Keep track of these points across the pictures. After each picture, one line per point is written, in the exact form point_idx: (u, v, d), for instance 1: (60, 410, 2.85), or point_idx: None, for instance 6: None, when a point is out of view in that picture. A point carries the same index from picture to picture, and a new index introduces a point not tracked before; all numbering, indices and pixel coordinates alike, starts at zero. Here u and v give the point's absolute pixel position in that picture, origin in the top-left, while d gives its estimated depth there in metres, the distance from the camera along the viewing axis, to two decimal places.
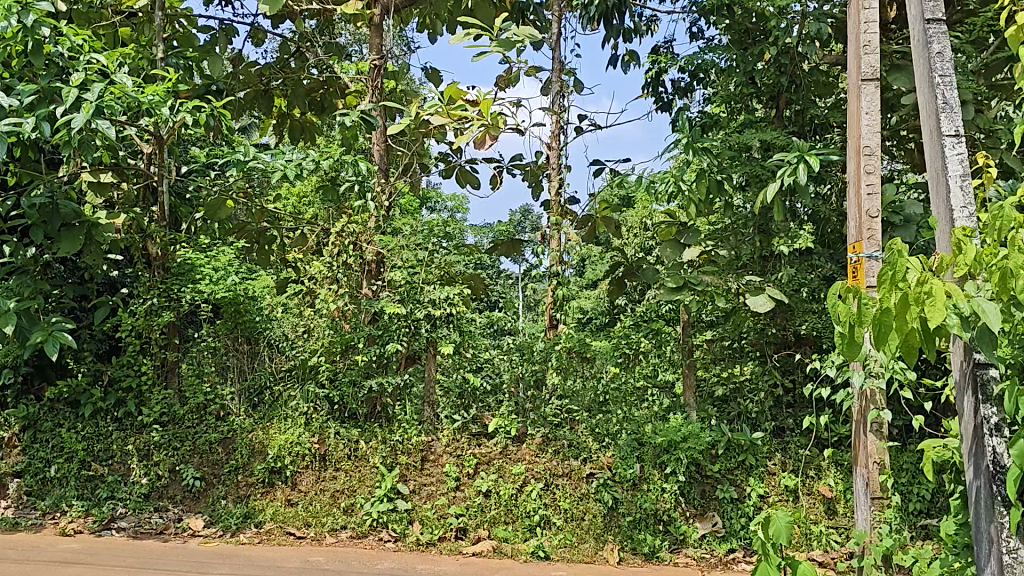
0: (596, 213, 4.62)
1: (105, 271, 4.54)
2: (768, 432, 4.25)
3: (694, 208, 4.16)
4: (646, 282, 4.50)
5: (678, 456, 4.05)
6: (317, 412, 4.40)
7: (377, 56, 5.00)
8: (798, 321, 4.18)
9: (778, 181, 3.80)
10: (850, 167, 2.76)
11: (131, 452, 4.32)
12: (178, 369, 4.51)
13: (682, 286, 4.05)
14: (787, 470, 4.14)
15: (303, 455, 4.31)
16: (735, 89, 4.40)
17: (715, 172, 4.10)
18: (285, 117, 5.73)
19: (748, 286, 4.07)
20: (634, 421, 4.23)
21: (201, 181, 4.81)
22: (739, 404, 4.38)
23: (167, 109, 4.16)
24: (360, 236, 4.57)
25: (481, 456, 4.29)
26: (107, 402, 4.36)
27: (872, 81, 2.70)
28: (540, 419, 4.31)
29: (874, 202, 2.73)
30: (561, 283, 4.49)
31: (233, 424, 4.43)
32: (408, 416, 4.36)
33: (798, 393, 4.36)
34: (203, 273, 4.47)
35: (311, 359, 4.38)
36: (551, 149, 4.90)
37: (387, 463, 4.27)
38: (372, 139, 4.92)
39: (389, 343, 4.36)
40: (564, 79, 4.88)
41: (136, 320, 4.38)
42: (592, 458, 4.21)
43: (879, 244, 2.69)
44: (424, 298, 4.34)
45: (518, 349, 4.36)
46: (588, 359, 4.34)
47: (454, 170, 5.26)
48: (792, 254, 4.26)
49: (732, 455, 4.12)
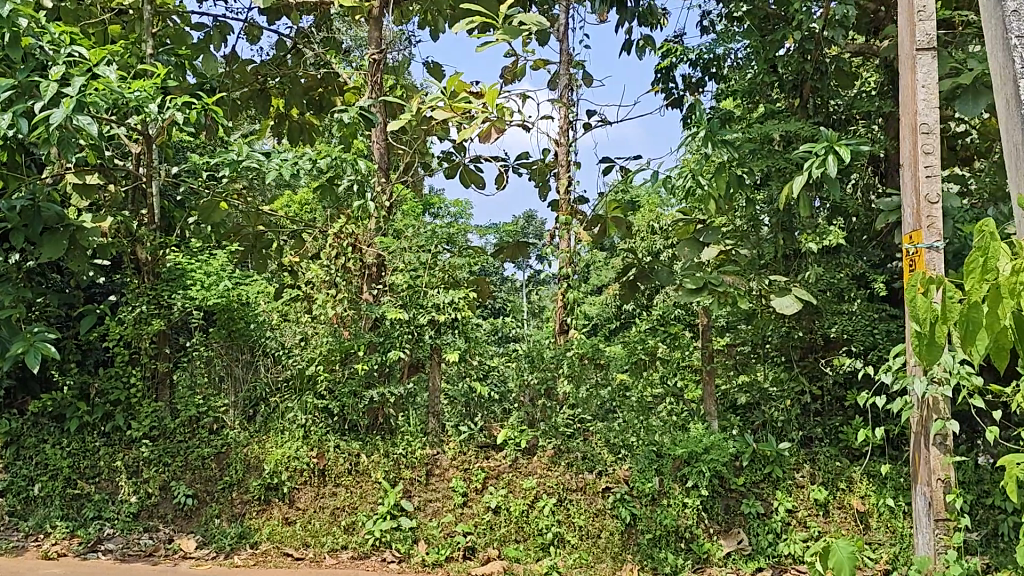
0: (605, 213, 4.34)
1: (91, 277, 4.30)
2: (796, 442, 4.03)
3: (715, 204, 3.90)
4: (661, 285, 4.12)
5: (700, 468, 3.83)
6: (315, 424, 4.15)
7: (377, 50, 4.77)
8: (829, 323, 3.94)
9: (805, 173, 3.58)
10: (907, 146, 2.66)
11: (119, 469, 4.08)
12: (168, 381, 4.27)
13: (703, 287, 3.74)
14: (817, 483, 3.93)
15: (301, 470, 4.07)
16: (756, 79, 4.18)
17: (736, 166, 3.87)
18: (284, 117, 5.50)
19: (773, 287, 3.81)
20: (652, 432, 4.00)
21: (193, 181, 4.47)
22: (763, 412, 4.14)
23: (155, 105, 3.94)
24: (359, 237, 4.33)
25: (489, 470, 4.06)
26: (94, 416, 4.12)
27: (928, 50, 2.65)
28: (551, 430, 4.08)
29: (934, 187, 2.65)
30: (571, 286, 4.27)
31: (228, 438, 4.20)
32: (412, 428, 4.12)
33: (827, 401, 4.12)
34: (194, 279, 4.17)
35: (309, 368, 4.16)
36: (560, 146, 4.66)
37: (389, 478, 4.03)
38: (372, 137, 4.67)
39: (391, 350, 4.13)
40: (572, 72, 4.65)
41: (124, 329, 4.12)
42: (608, 471, 3.98)
43: (940, 232, 2.61)
44: (427, 302, 4.11)
45: (529, 356, 4.13)
46: (603, 366, 4.11)
47: (458, 169, 5.02)
48: (819, 253, 4.05)
49: (757, 467, 3.94)
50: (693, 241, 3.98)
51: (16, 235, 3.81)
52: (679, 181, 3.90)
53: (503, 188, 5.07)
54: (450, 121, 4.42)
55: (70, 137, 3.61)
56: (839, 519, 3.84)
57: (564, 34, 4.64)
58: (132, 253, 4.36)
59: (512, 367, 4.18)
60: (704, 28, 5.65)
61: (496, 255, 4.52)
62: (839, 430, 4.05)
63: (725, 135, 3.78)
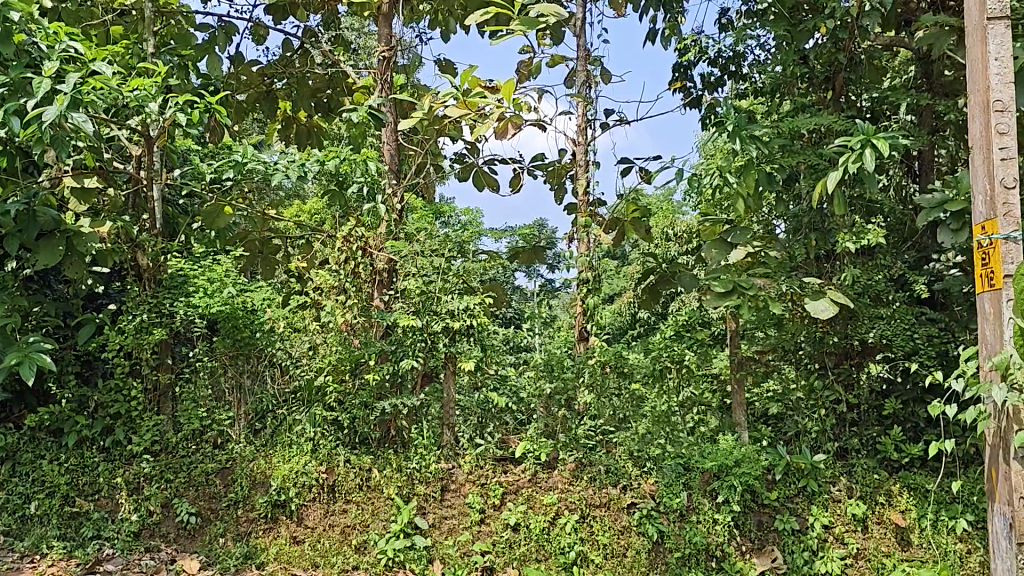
0: (623, 214, 4.20)
1: (90, 285, 4.11)
2: (831, 454, 3.82)
3: (743, 203, 3.70)
4: (686, 291, 3.99)
5: (731, 482, 3.65)
6: (325, 438, 3.96)
7: (386, 47, 4.57)
8: (866, 327, 3.73)
9: (840, 169, 3.38)
10: (979, 126, 2.53)
11: (119, 486, 3.87)
12: (170, 395, 4.09)
13: (732, 290, 3.55)
14: (854, 497, 3.72)
15: (309, 487, 3.85)
16: (783, 73, 3.99)
17: (765, 163, 3.67)
18: (292, 120, 5.33)
19: (805, 289, 3.62)
20: (679, 443, 3.81)
21: (195, 185, 4.28)
22: (796, 422, 3.93)
23: (155, 104, 3.76)
24: (369, 241, 4.15)
25: (507, 484, 3.85)
26: (93, 430, 3.92)
27: (1001, 20, 2.53)
28: (571, 442, 3.86)
29: (1009, 171, 2.48)
30: (592, 289, 4.04)
31: (233, 452, 4.00)
32: (426, 440, 3.91)
33: (864, 409, 3.91)
34: (197, 286, 3.99)
35: (317, 379, 3.96)
36: (578, 146, 4.41)
37: (403, 495, 3.81)
38: (384, 139, 4.48)
39: (404, 359, 3.92)
40: (590, 68, 4.44)
41: (125, 338, 3.91)
42: (632, 486, 3.76)
43: (1018, 220, 2.45)
44: (441, 309, 3.90)
45: (547, 365, 3.93)
46: (627, 373, 3.89)
47: (472, 171, 4.83)
48: (854, 255, 3.85)
49: (791, 481, 3.74)
50: (720, 242, 3.78)
51: (11, 240, 3.63)
52: (706, 179, 3.71)
53: (518, 192, 4.87)
54: (464, 120, 4.18)
55: (64, 136, 3.44)
56: (879, 536, 3.63)
57: (581, 29, 4.44)
58: (134, 260, 4.17)
59: (531, 377, 3.97)
60: (723, 26, 5.48)
61: (512, 260, 4.33)
62: (878, 441, 3.86)
63: (754, 130, 3.59)
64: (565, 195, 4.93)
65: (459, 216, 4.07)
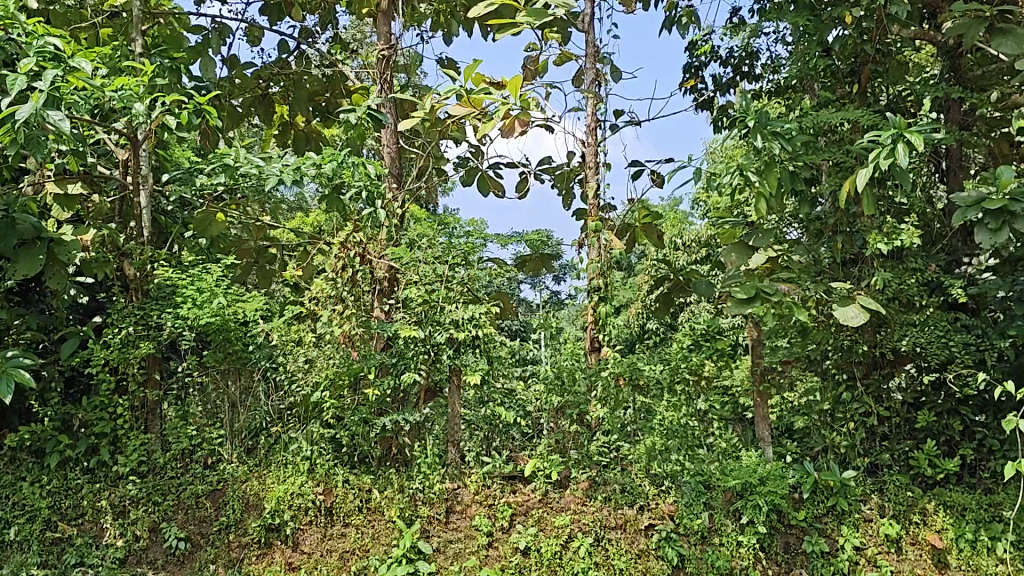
0: (635, 220, 3.98)
1: (74, 297, 3.88)
2: (862, 471, 3.59)
3: (765, 203, 3.48)
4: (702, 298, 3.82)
5: (755, 501, 3.45)
6: (321, 457, 3.70)
7: (386, 45, 4.35)
8: (898, 336, 3.49)
9: (870, 166, 3.15)
10: None
11: (103, 509, 3.62)
12: (160, 411, 3.86)
13: (755, 296, 3.29)
14: (886, 516, 3.50)
15: (306, 509, 3.61)
16: (804, 67, 3.78)
17: (789, 161, 3.45)
18: (289, 125, 5.14)
19: (833, 295, 3.39)
20: (699, 460, 3.61)
21: (185, 190, 4.00)
22: (824, 437, 3.66)
23: (141, 104, 3.56)
24: (369, 247, 3.91)
25: (515, 505, 3.62)
26: (77, 450, 3.69)
27: None
28: (584, 460, 3.63)
29: None
30: (603, 298, 3.81)
31: (224, 473, 3.78)
32: (429, 458, 3.69)
33: (894, 423, 3.67)
34: (185, 296, 3.69)
35: (313, 395, 3.73)
36: (587, 147, 4.17)
37: (405, 517, 3.58)
38: (383, 141, 4.27)
39: (405, 372, 3.69)
40: (599, 66, 4.22)
41: (110, 353, 3.68)
42: (649, 506, 3.57)
43: None
44: (444, 318, 3.67)
45: (558, 378, 3.71)
46: (641, 386, 3.61)
47: (476, 175, 4.61)
48: (883, 259, 3.63)
49: (819, 500, 3.51)
50: (741, 246, 3.53)
51: None
52: (725, 178, 3.48)
53: (525, 197, 4.65)
54: (469, 119, 3.94)
55: (41, 137, 3.21)
56: (913, 558, 3.39)
57: (590, 25, 4.23)
58: (121, 271, 3.95)
59: (542, 392, 3.75)
60: (735, 24, 5.29)
61: (519, 268, 4.13)
62: (910, 456, 3.63)
63: (777, 126, 3.36)
64: (574, 200, 4.72)
65: (465, 228, 3.79)
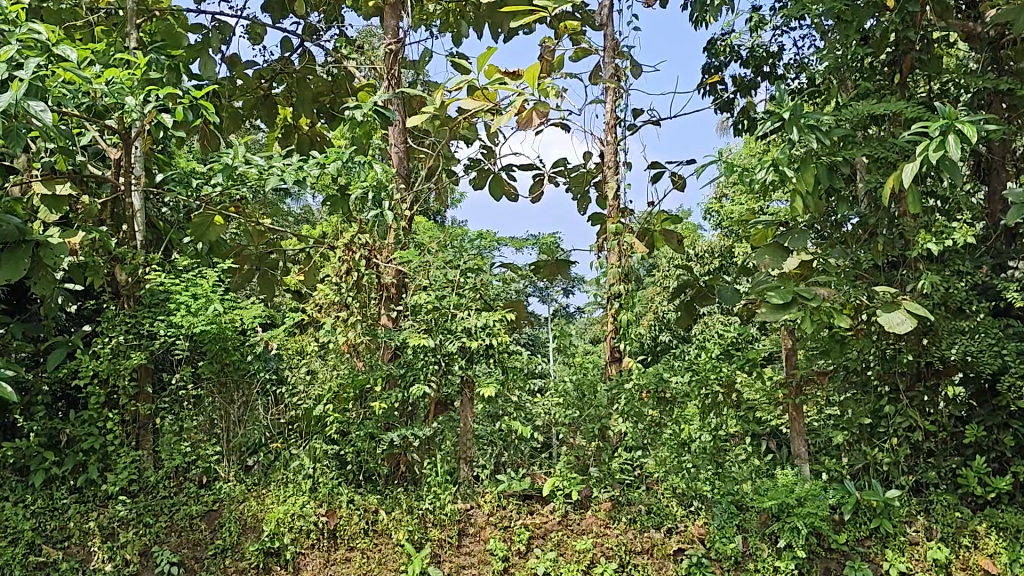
0: (655, 224, 3.74)
1: (62, 305, 3.63)
2: (906, 490, 3.33)
3: (802, 202, 3.22)
4: (727, 306, 3.54)
5: (794, 524, 3.18)
6: (325, 475, 3.47)
7: (394, 39, 4.12)
8: (946, 343, 3.21)
9: (918, 159, 2.89)
10: None
11: (91, 532, 3.36)
12: (153, 426, 3.61)
13: (792, 302, 3.03)
14: (933, 539, 3.24)
15: (307, 531, 3.37)
16: (839, 60, 3.54)
17: (827, 156, 3.20)
18: (293, 129, 4.92)
19: (877, 299, 3.12)
20: (731, 479, 3.35)
21: (183, 193, 3.78)
22: (865, 454, 3.43)
23: (132, 98, 3.34)
24: (375, 252, 3.69)
25: (533, 528, 3.37)
26: (63, 468, 3.43)
27: None
28: (606, 478, 3.43)
29: None
30: (624, 304, 3.56)
31: (221, 492, 3.52)
32: (440, 477, 3.44)
33: (941, 438, 3.42)
34: (179, 302, 3.48)
35: (316, 408, 3.49)
36: (606, 145, 3.93)
37: (414, 541, 3.33)
38: (391, 140, 4.03)
39: (415, 384, 3.45)
40: (619, 61, 3.97)
41: (99, 364, 3.43)
42: (678, 529, 3.33)
43: None
44: (456, 326, 3.42)
45: (578, 390, 3.49)
46: (666, 400, 3.41)
47: (488, 177, 4.38)
48: (928, 261, 3.37)
49: (861, 522, 3.25)
50: (776, 247, 3.27)
51: None
52: (759, 175, 3.23)
53: (538, 201, 4.41)
54: (481, 116, 3.69)
55: (21, 130, 2.97)
56: None
57: (608, 18, 3.99)
58: (112, 277, 3.69)
59: (561, 405, 3.50)
60: (757, 23, 5.07)
61: (535, 275, 3.86)
62: (958, 474, 3.37)
63: (815, 118, 3.11)
64: (591, 203, 4.48)
65: (476, 240, 3.58)
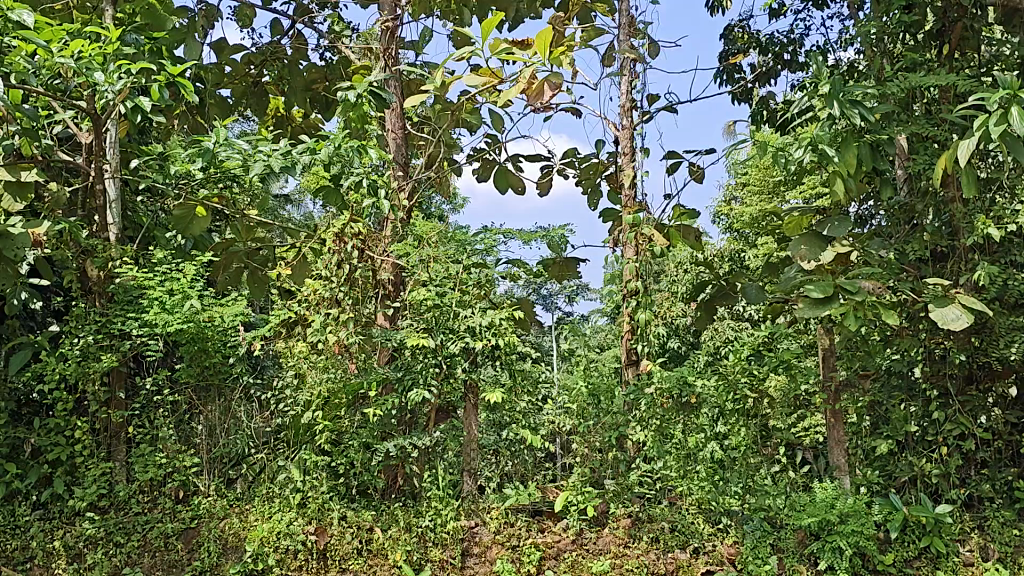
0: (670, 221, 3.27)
1: (26, 302, 3.30)
2: (958, 505, 3.00)
3: (842, 185, 2.90)
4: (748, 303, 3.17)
5: (836, 544, 2.85)
6: (314, 489, 3.13)
7: (390, 15, 3.80)
8: (1005, 343, 2.90)
9: (974, 136, 2.52)
10: None
11: (56, 552, 3.02)
12: (126, 436, 3.28)
13: (833, 295, 2.70)
14: (990, 559, 2.91)
15: (294, 552, 3.03)
16: (877, 36, 3.24)
17: (870, 135, 2.88)
18: (285, 119, 4.62)
19: (929, 295, 2.77)
20: (763, 493, 3.03)
21: (160, 180, 3.47)
22: (910, 464, 3.10)
23: (100, 73, 3.01)
24: (369, 244, 3.35)
25: (545, 548, 3.05)
26: (26, 482, 3.12)
27: None
28: (623, 492, 3.12)
29: None
30: (642, 302, 3.23)
31: (199, 508, 3.21)
32: (441, 491, 3.12)
33: (996, 447, 3.09)
34: (154, 299, 3.18)
35: (304, 415, 3.16)
36: (621, 130, 3.59)
37: (413, 561, 3.00)
38: (388, 126, 3.70)
39: (413, 389, 3.10)
40: (635, 38, 3.63)
41: (66, 366, 3.11)
42: (704, 548, 3.01)
43: None
44: (459, 325, 3.08)
45: (592, 395, 3.19)
46: (692, 405, 3.10)
47: (493, 169, 4.06)
48: (982, 253, 3.05)
49: (909, 541, 2.93)
50: (812, 235, 2.92)
51: None
52: (795, 156, 2.91)
53: (546, 194, 4.09)
54: (482, 93, 3.36)
55: None
56: None
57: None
58: (83, 272, 3.37)
59: (571, 413, 3.18)
60: (778, 10, 4.77)
61: (544, 275, 3.49)
62: (1016, 487, 3.04)
63: (858, 91, 2.79)
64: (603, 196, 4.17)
65: (478, 238, 3.22)
